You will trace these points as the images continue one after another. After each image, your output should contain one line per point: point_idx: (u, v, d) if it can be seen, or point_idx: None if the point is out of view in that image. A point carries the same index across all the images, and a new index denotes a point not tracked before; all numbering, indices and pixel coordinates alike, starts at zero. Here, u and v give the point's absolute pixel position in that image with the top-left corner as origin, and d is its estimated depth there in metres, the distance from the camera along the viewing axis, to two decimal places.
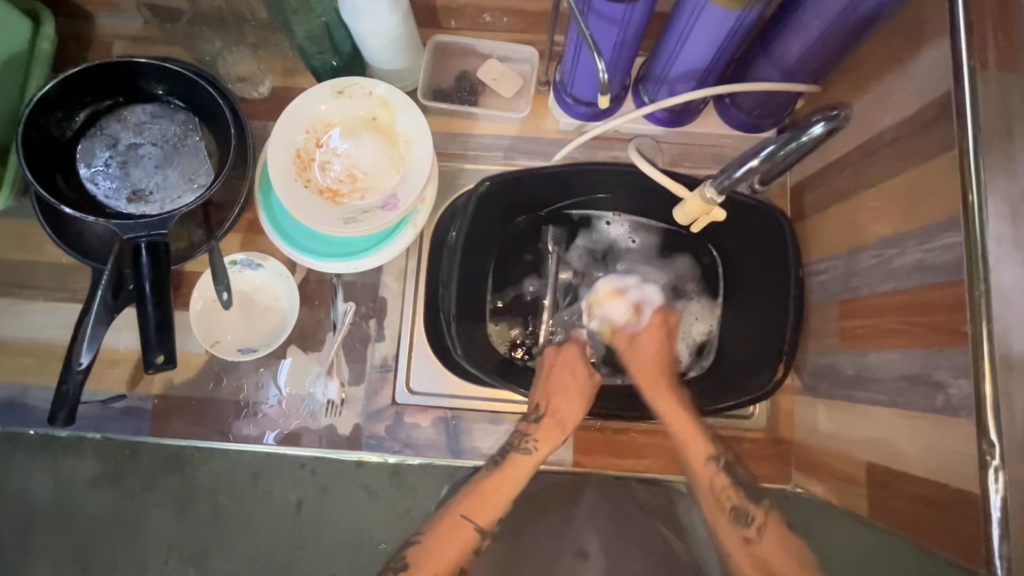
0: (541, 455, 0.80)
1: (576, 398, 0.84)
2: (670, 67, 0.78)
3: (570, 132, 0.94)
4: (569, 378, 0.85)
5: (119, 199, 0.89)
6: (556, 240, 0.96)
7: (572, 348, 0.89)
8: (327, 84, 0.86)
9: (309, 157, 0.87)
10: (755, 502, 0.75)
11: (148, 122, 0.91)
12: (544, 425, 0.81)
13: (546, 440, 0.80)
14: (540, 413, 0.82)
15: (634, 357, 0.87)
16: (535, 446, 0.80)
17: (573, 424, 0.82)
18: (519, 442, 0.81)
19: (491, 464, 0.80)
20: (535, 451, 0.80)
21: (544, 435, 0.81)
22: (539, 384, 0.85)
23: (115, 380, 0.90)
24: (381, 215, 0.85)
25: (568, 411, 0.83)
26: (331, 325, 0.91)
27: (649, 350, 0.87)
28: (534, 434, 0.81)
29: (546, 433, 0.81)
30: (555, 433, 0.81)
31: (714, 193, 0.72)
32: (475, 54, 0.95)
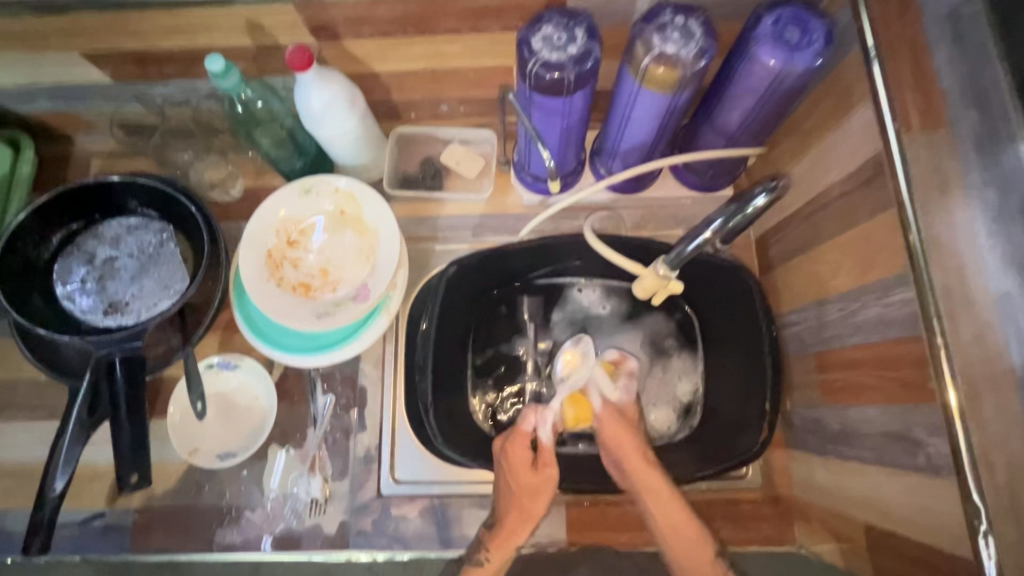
0: (498, 566, 0.80)
1: (534, 501, 0.80)
2: (619, 143, 0.81)
3: (535, 206, 0.96)
4: (524, 475, 0.80)
5: (96, 313, 0.90)
6: (533, 311, 0.97)
7: (522, 447, 0.82)
8: (295, 185, 0.90)
9: (280, 255, 0.89)
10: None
11: (124, 234, 0.94)
12: (499, 541, 0.80)
13: (504, 553, 0.80)
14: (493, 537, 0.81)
15: (629, 447, 0.81)
16: (490, 559, 0.79)
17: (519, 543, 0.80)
18: (474, 554, 0.81)
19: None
20: (489, 561, 0.79)
21: (496, 548, 0.80)
22: (499, 485, 0.82)
23: (95, 496, 0.88)
24: (352, 306, 0.87)
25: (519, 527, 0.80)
26: (312, 420, 0.90)
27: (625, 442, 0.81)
28: (493, 553, 0.80)
29: (501, 548, 0.80)
30: (513, 541, 0.80)
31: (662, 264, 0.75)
32: (437, 140, 0.99)
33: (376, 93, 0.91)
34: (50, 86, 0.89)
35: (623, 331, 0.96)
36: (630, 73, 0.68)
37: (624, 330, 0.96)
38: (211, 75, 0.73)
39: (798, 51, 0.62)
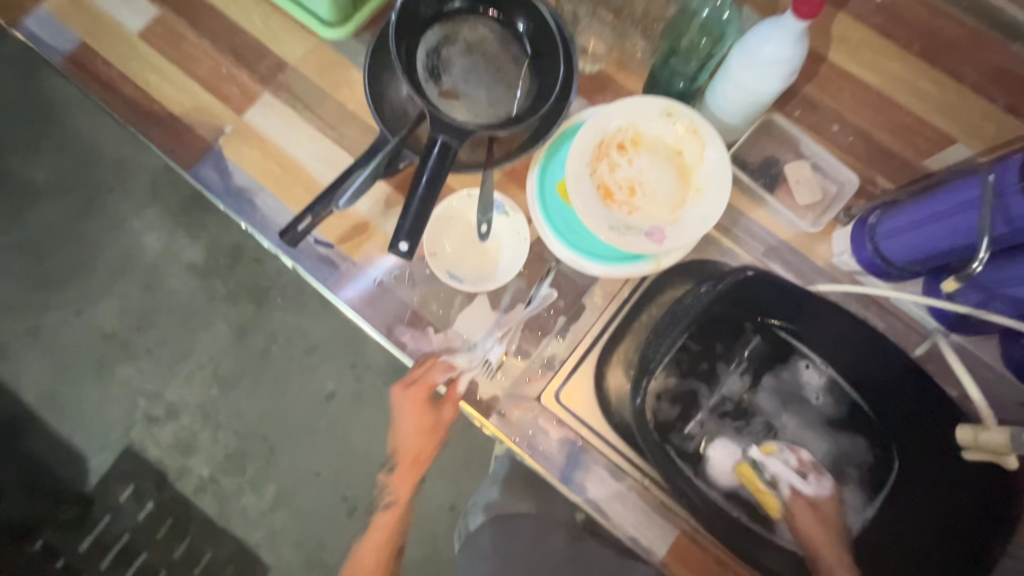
0: (404, 488, 1.07)
1: (416, 419, 0.98)
2: (1002, 285, 0.75)
3: (841, 271, 0.92)
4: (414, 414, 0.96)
5: (431, 87, 0.92)
6: (754, 353, 0.93)
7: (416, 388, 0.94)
8: (664, 103, 0.87)
9: (608, 151, 0.89)
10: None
11: (492, 39, 0.95)
12: (402, 469, 1.06)
13: (410, 448, 1.02)
14: (394, 465, 1.07)
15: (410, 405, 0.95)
16: (396, 485, 1.07)
17: (421, 461, 1.04)
18: (382, 492, 1.09)
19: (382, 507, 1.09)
20: (394, 490, 1.07)
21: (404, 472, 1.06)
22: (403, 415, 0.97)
23: (330, 228, 0.94)
24: (641, 240, 0.85)
25: (416, 443, 1.01)
26: (527, 299, 0.92)
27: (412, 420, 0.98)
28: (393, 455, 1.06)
29: (405, 474, 1.06)
30: (411, 470, 1.06)
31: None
32: (793, 148, 0.94)
33: None
34: None
35: (809, 430, 0.92)
36: None
37: (813, 435, 0.91)
38: None
39: None
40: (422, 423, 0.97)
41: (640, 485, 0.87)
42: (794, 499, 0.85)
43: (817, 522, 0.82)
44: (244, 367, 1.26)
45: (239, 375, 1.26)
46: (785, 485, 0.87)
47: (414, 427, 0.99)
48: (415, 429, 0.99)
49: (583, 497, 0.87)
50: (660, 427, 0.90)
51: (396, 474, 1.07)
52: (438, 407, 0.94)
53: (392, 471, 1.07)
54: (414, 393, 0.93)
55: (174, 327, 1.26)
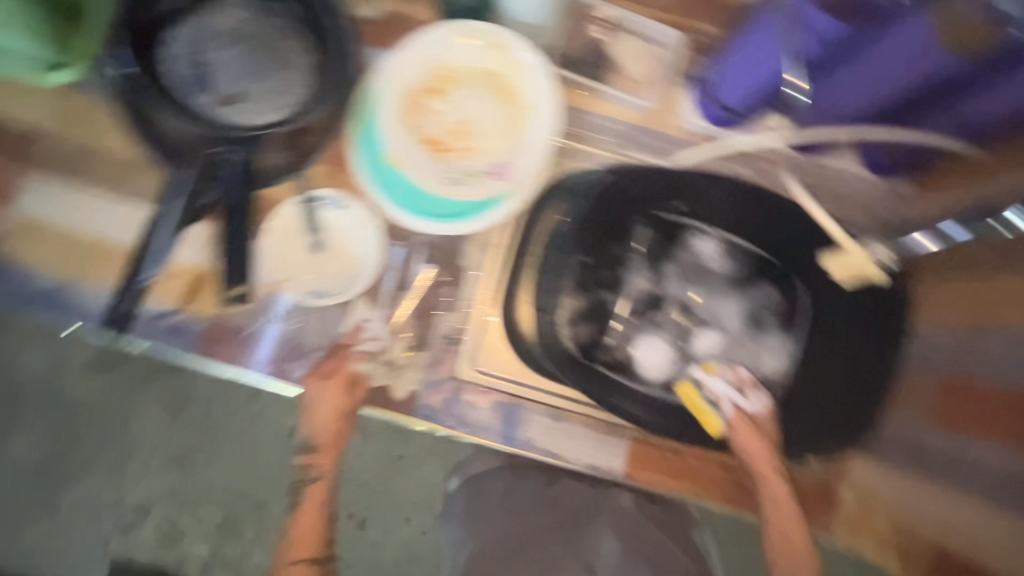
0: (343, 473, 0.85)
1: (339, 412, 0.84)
2: (833, 95, 0.75)
3: (696, 133, 0.88)
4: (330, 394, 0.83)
5: (201, 99, 0.80)
6: (646, 243, 0.90)
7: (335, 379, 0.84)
8: (455, 25, 0.79)
9: (420, 101, 0.80)
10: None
11: (248, 20, 0.82)
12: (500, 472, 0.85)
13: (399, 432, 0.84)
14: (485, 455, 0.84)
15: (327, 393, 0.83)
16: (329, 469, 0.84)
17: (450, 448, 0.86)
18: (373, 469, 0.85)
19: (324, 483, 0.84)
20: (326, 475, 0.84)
21: (324, 461, 0.84)
22: (314, 402, 0.84)
23: (166, 294, 0.83)
24: (486, 181, 0.80)
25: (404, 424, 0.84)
26: (405, 285, 0.86)
27: (326, 407, 0.83)
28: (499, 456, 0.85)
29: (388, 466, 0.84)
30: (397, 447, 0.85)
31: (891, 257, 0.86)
32: (611, 25, 0.88)
33: None
34: None
35: (722, 293, 0.91)
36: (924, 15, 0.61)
37: (726, 297, 0.91)
38: None
39: None
40: (347, 406, 0.84)
41: (580, 413, 0.87)
42: (736, 417, 0.85)
43: (761, 446, 0.85)
44: (189, 444, 0.84)
45: (191, 454, 0.84)
46: (728, 404, 0.87)
47: (336, 410, 0.83)
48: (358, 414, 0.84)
49: (530, 448, 0.86)
50: (584, 348, 0.88)
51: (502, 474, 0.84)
52: (355, 396, 0.84)
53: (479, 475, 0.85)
54: (331, 385, 0.84)
55: (96, 437, 0.84)
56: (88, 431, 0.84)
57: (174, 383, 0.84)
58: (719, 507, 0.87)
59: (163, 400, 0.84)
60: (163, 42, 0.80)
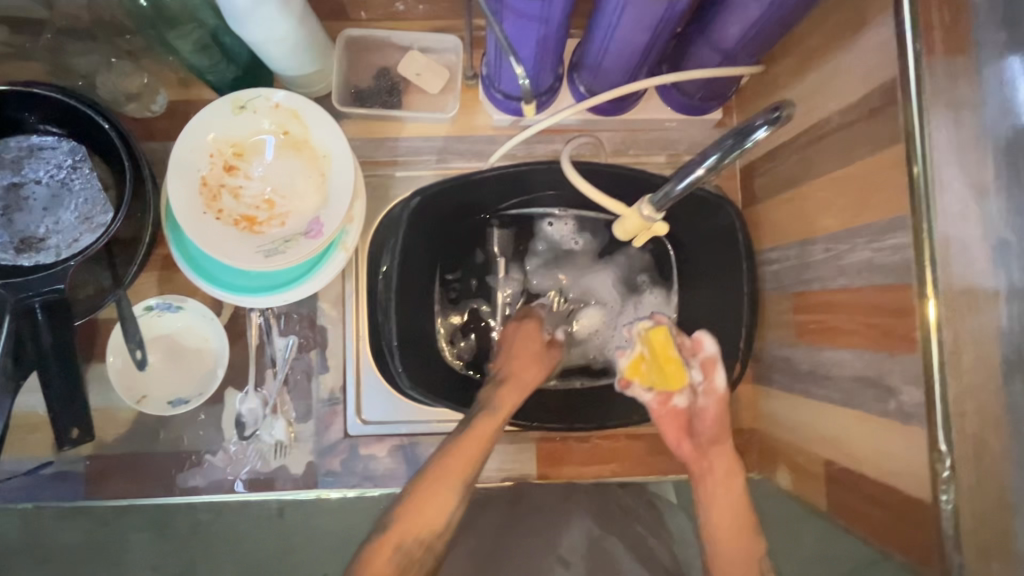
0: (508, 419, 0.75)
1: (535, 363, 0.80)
2: (602, 56, 0.72)
3: (506, 126, 0.87)
4: (527, 347, 0.81)
5: (7, 250, 0.79)
6: (503, 244, 0.90)
7: (529, 326, 0.83)
8: (226, 100, 0.77)
9: (217, 184, 0.78)
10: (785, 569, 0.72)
11: (26, 158, 0.80)
12: (507, 390, 0.77)
13: (520, 371, 0.78)
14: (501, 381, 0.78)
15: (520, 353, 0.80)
16: (504, 408, 0.75)
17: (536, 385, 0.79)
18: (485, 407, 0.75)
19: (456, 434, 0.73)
20: (501, 414, 0.75)
21: (455, 462, 0.70)
22: (497, 359, 0.81)
23: (40, 445, 0.83)
24: (304, 243, 0.78)
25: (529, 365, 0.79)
26: (270, 362, 0.84)
27: (524, 358, 0.79)
28: (502, 367, 0.79)
29: (512, 396, 0.76)
30: (519, 395, 0.77)
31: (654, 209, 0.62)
32: (392, 46, 0.86)
33: None
34: None
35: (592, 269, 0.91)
36: None
37: (599, 274, 0.91)
38: None
39: None
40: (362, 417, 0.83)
41: None
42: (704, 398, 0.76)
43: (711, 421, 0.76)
44: (184, 558, 0.79)
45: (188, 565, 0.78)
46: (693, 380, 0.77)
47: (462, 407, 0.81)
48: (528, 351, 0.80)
49: None
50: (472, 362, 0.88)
51: (505, 388, 0.77)
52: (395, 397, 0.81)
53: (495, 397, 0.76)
54: (527, 329, 0.82)
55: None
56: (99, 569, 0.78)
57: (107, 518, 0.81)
58: (641, 480, 0.85)
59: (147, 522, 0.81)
60: None
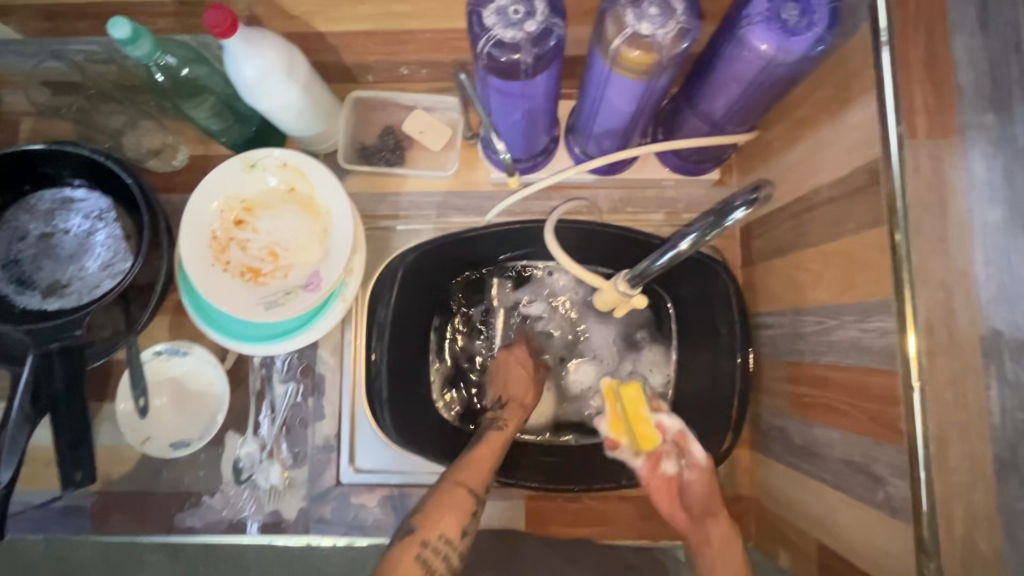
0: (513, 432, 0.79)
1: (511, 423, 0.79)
2: (591, 126, 0.73)
3: (504, 183, 0.88)
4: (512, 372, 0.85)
5: (32, 295, 0.84)
6: (504, 294, 0.91)
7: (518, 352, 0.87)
8: (238, 158, 0.81)
9: (227, 237, 0.83)
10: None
11: (57, 209, 0.87)
12: (510, 409, 0.81)
13: (519, 391, 0.83)
14: (503, 401, 0.83)
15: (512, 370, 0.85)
16: (506, 424, 0.80)
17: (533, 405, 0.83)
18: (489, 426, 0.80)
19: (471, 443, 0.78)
20: (506, 428, 0.79)
21: (472, 468, 0.73)
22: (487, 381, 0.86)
23: (53, 479, 0.87)
24: (303, 296, 0.81)
25: (525, 387, 0.84)
26: (268, 408, 0.87)
27: (514, 378, 0.84)
28: (500, 392, 0.84)
29: (512, 414, 0.81)
30: (521, 414, 0.81)
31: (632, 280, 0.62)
32: (398, 106, 0.90)
33: (325, 53, 0.82)
34: None
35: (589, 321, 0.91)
36: (600, 54, 0.57)
37: (596, 326, 0.90)
38: (116, 42, 0.62)
39: (794, 35, 0.52)
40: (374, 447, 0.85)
41: None
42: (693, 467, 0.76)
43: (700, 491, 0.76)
44: None
45: None
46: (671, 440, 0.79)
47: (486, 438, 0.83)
48: (523, 372, 0.85)
49: None
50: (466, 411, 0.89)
51: (505, 412, 0.81)
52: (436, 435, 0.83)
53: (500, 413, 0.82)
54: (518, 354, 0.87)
55: None
56: None
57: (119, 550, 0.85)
58: (632, 543, 0.83)
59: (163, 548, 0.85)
60: None
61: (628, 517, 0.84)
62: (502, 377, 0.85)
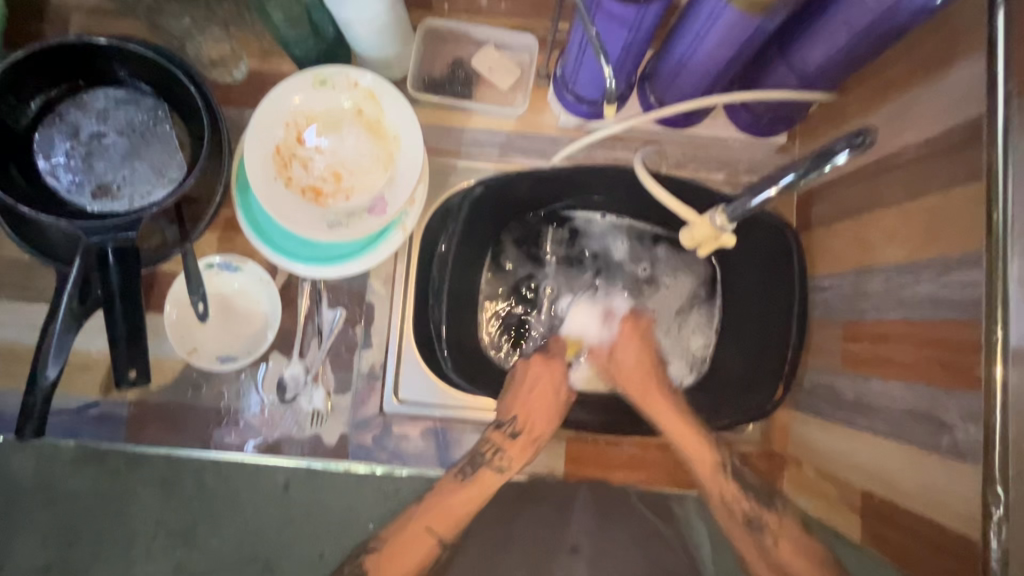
0: (514, 472, 0.78)
1: (553, 413, 0.81)
2: (679, 70, 0.72)
3: (570, 129, 0.88)
4: (543, 386, 0.81)
5: (83, 194, 0.82)
6: (556, 241, 0.91)
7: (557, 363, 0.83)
8: (307, 74, 0.79)
9: (290, 153, 0.81)
10: (766, 506, 0.73)
11: (112, 108, 0.84)
12: (519, 442, 0.79)
13: (537, 424, 0.79)
14: (516, 428, 0.79)
15: (544, 383, 0.81)
16: (509, 464, 0.78)
17: (546, 439, 0.80)
18: (493, 458, 0.78)
19: (459, 475, 0.77)
20: (507, 470, 0.77)
21: (517, 453, 0.78)
22: (512, 386, 0.81)
23: (87, 385, 0.86)
24: (367, 219, 0.81)
25: (544, 419, 0.80)
26: (316, 332, 0.86)
27: (545, 392, 0.81)
28: (518, 414, 0.79)
29: (519, 451, 0.78)
30: (528, 448, 0.79)
31: (727, 222, 0.64)
32: (469, 40, 0.89)
33: None
34: None
35: (639, 286, 0.90)
36: None
37: (650, 289, 0.90)
38: None
39: None
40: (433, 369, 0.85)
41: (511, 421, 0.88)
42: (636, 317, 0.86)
43: (635, 363, 0.82)
44: (188, 518, 0.85)
45: (191, 526, 0.85)
46: (619, 305, 0.89)
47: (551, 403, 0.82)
48: (551, 395, 0.81)
49: None
50: (511, 347, 0.90)
51: (526, 429, 0.79)
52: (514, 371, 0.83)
53: (507, 437, 0.79)
54: (551, 367, 0.83)
55: (98, 522, 0.84)
56: (104, 515, 0.85)
57: (130, 469, 0.85)
58: (667, 490, 0.86)
59: (154, 482, 0.85)
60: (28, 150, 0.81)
61: (667, 464, 0.86)
62: (529, 392, 0.81)
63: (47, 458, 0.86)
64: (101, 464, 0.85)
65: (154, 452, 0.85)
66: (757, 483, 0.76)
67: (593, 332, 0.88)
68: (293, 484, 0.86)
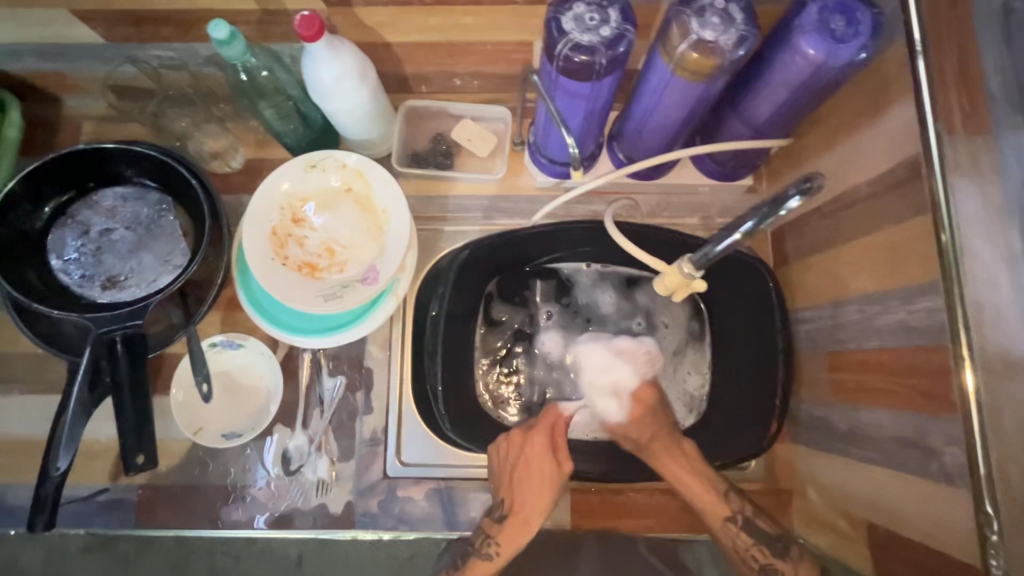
0: (505, 558, 0.76)
1: (544, 490, 0.78)
2: (640, 130, 0.78)
3: (548, 188, 0.93)
4: (530, 466, 0.79)
5: (93, 287, 0.87)
6: (545, 294, 0.94)
7: (539, 437, 0.81)
8: (299, 160, 0.86)
9: (285, 233, 0.86)
10: (780, 556, 0.72)
11: (119, 205, 0.90)
12: (509, 524, 0.78)
13: (527, 502, 0.78)
14: (505, 510, 0.79)
15: (527, 461, 0.80)
16: (498, 551, 0.76)
17: (541, 517, 0.78)
18: (481, 546, 0.77)
19: (452, 568, 0.77)
20: (497, 556, 0.76)
21: (506, 536, 0.77)
22: (500, 470, 0.81)
23: (98, 473, 0.87)
24: (361, 289, 0.85)
25: (535, 497, 0.78)
26: (318, 401, 0.89)
27: (534, 470, 0.79)
28: (506, 496, 0.79)
29: (509, 534, 0.77)
30: (521, 532, 0.78)
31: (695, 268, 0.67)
32: (447, 115, 0.95)
33: (387, 63, 0.88)
34: (37, 46, 0.83)
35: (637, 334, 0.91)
36: (663, 58, 0.65)
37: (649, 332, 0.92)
38: (214, 43, 0.69)
39: (842, 43, 0.59)
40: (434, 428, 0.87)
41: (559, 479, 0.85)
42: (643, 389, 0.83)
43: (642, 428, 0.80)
44: None
45: None
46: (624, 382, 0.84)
47: (545, 476, 0.79)
48: (540, 476, 0.79)
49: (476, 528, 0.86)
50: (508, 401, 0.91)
51: (513, 509, 0.78)
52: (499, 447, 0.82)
53: (497, 523, 0.79)
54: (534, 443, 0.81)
55: None
56: None
57: (143, 551, 0.86)
58: (677, 535, 0.85)
59: (163, 565, 0.86)
60: (43, 251, 0.86)
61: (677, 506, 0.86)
62: (512, 473, 0.80)
63: (61, 548, 0.87)
64: (112, 550, 0.86)
65: (164, 534, 0.86)
66: (770, 532, 0.74)
67: (629, 353, 0.87)
68: (306, 558, 0.87)
